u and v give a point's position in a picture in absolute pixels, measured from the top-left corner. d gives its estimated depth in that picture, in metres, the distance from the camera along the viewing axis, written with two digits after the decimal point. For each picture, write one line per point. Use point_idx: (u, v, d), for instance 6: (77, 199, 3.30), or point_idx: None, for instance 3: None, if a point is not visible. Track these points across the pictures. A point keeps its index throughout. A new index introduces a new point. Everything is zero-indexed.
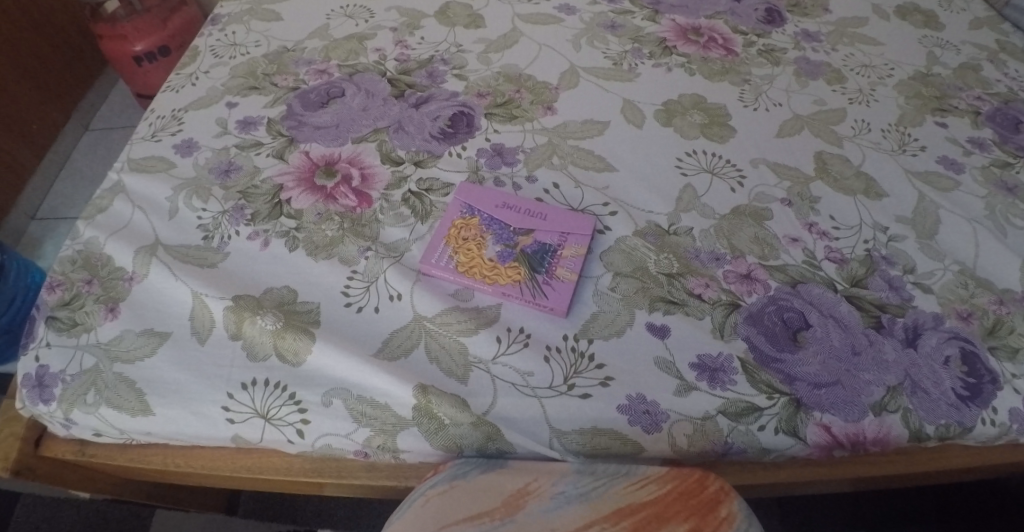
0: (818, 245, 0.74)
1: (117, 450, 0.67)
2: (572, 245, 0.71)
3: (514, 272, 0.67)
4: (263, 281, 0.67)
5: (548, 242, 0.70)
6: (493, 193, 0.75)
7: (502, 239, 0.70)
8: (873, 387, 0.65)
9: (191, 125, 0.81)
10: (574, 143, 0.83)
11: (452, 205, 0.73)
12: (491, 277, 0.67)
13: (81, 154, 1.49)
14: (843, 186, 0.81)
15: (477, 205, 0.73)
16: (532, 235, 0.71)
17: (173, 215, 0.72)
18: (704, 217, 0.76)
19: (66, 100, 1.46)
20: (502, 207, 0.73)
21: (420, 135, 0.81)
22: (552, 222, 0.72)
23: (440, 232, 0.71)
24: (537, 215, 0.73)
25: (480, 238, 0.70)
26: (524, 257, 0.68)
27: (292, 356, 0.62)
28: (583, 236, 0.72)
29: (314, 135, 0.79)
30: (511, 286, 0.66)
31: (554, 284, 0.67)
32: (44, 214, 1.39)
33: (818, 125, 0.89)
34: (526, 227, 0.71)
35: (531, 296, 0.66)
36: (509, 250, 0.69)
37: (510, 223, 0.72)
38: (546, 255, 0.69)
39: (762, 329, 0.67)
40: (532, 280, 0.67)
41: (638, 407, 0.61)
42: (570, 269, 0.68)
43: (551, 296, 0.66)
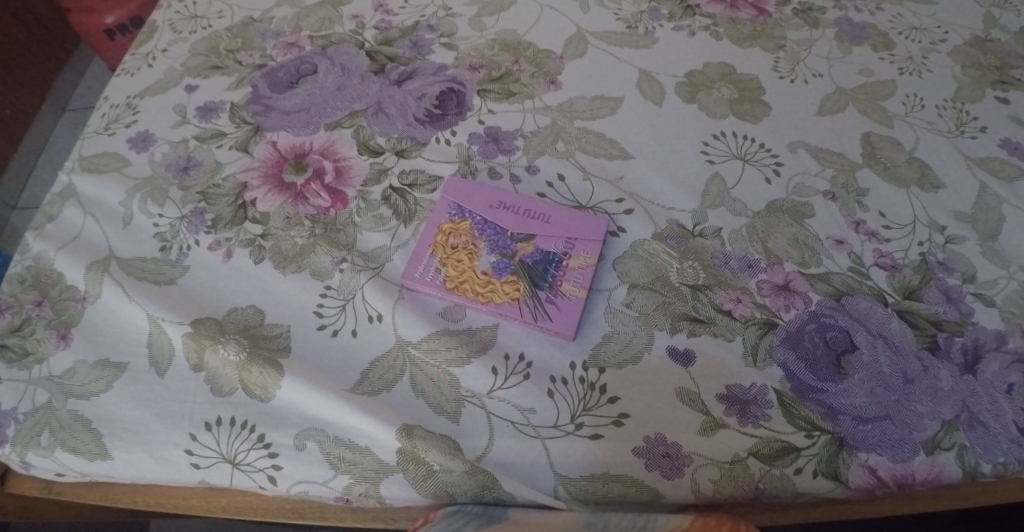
0: (866, 248, 0.65)
1: (82, 487, 0.60)
2: (580, 253, 0.61)
3: (512, 288, 0.58)
4: (226, 300, 0.59)
5: (552, 250, 0.61)
6: (486, 189, 0.64)
7: (497, 247, 0.60)
8: (925, 420, 0.56)
9: (148, 114, 0.72)
10: (582, 125, 0.72)
11: (439, 205, 0.64)
12: (485, 295, 0.58)
13: (62, 135, 1.39)
14: (893, 176, 0.71)
15: (468, 204, 0.63)
16: (533, 242, 0.61)
17: (128, 222, 0.64)
18: (735, 214, 0.66)
19: (42, 75, 1.34)
20: (498, 207, 0.63)
21: (402, 118, 0.70)
22: (557, 225, 0.62)
23: (426, 239, 0.61)
24: (539, 216, 0.63)
25: (472, 245, 0.60)
26: (523, 270, 0.59)
27: (260, 390, 0.55)
28: (594, 241, 0.62)
29: (282, 121, 0.69)
30: (509, 306, 0.57)
31: (559, 303, 0.58)
32: (26, 203, 1.30)
33: (863, 100, 0.77)
34: (526, 232, 0.62)
35: (533, 317, 0.57)
36: (506, 260, 0.60)
37: (508, 226, 0.62)
38: (549, 266, 0.60)
39: (799, 353, 0.58)
40: (533, 297, 0.58)
41: (657, 450, 0.53)
42: (577, 283, 0.59)
43: (555, 318, 0.57)
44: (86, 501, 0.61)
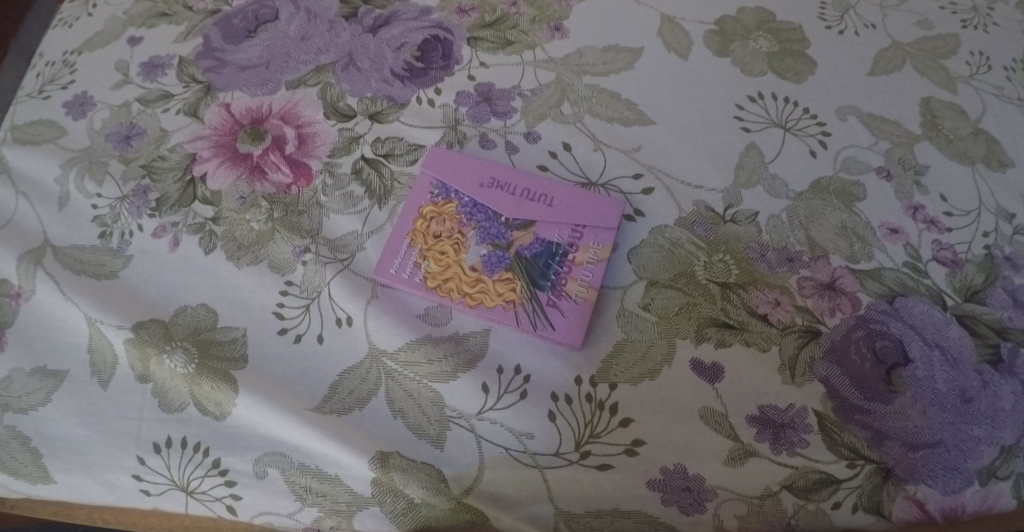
0: (924, 239, 0.55)
1: (36, 504, 0.53)
2: (588, 245, 0.52)
3: (507, 289, 0.50)
4: (175, 297, 0.50)
5: (555, 241, 0.52)
6: (476, 162, 0.54)
7: (489, 236, 0.51)
8: (982, 446, 0.49)
9: (87, 71, 0.61)
10: (592, 83, 0.61)
11: (419, 182, 0.54)
12: (473, 297, 0.49)
13: None
14: (957, 151, 0.60)
15: (454, 182, 0.53)
16: (532, 230, 0.52)
17: (63, 204, 0.54)
18: (773, 195, 0.57)
19: None
20: (490, 185, 0.53)
21: (377, 73, 0.59)
22: (562, 209, 0.53)
23: (403, 225, 0.52)
24: (541, 198, 0.53)
25: (458, 234, 0.51)
26: (519, 266, 0.50)
27: (213, 407, 0.47)
28: (606, 229, 0.52)
29: (237, 78, 0.59)
30: (504, 310, 0.49)
31: (563, 306, 0.49)
32: None
33: (922, 56, 0.66)
34: (524, 218, 0.52)
35: (531, 324, 0.49)
36: (500, 254, 0.51)
37: (502, 210, 0.52)
38: (551, 260, 0.51)
39: (844, 366, 0.50)
40: (532, 300, 0.49)
41: (675, 483, 0.46)
42: (585, 282, 0.50)
43: (557, 326, 0.49)
44: (42, 515, 0.55)
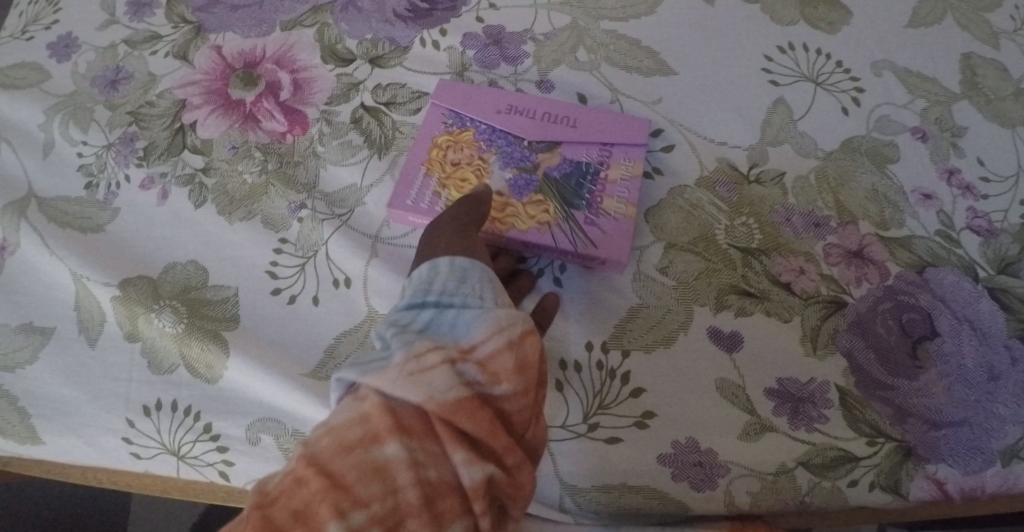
0: (959, 206, 0.52)
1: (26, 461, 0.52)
2: (619, 162, 0.50)
3: (539, 210, 0.47)
4: (165, 254, 0.48)
5: (584, 161, 0.49)
6: (488, 92, 0.52)
7: (513, 160, 0.49)
8: (1009, 426, 0.46)
9: (71, 10, 0.57)
10: (609, 28, 0.57)
11: (428, 114, 0.51)
12: (503, 222, 0.47)
13: None
14: (998, 112, 0.56)
15: (467, 112, 0.50)
16: (559, 151, 0.50)
17: (48, 152, 0.51)
18: (799, 153, 0.53)
19: None
20: (507, 111, 0.50)
21: (379, 14, 0.56)
22: (588, 130, 0.50)
23: (416, 155, 0.49)
24: (564, 121, 0.51)
25: (479, 160, 0.48)
26: (549, 186, 0.48)
27: (205, 369, 0.45)
28: (636, 147, 0.50)
29: (230, 19, 0.55)
30: (540, 232, 0.47)
31: (601, 223, 0.47)
32: None
33: (966, 7, 0.61)
34: (548, 139, 0.50)
35: (571, 244, 0.46)
36: (527, 177, 0.48)
37: (524, 134, 0.50)
38: (581, 179, 0.49)
39: (871, 339, 0.47)
40: (569, 219, 0.47)
41: (686, 457, 0.44)
42: (622, 198, 0.48)
43: (598, 244, 0.46)
44: (34, 474, 0.53)
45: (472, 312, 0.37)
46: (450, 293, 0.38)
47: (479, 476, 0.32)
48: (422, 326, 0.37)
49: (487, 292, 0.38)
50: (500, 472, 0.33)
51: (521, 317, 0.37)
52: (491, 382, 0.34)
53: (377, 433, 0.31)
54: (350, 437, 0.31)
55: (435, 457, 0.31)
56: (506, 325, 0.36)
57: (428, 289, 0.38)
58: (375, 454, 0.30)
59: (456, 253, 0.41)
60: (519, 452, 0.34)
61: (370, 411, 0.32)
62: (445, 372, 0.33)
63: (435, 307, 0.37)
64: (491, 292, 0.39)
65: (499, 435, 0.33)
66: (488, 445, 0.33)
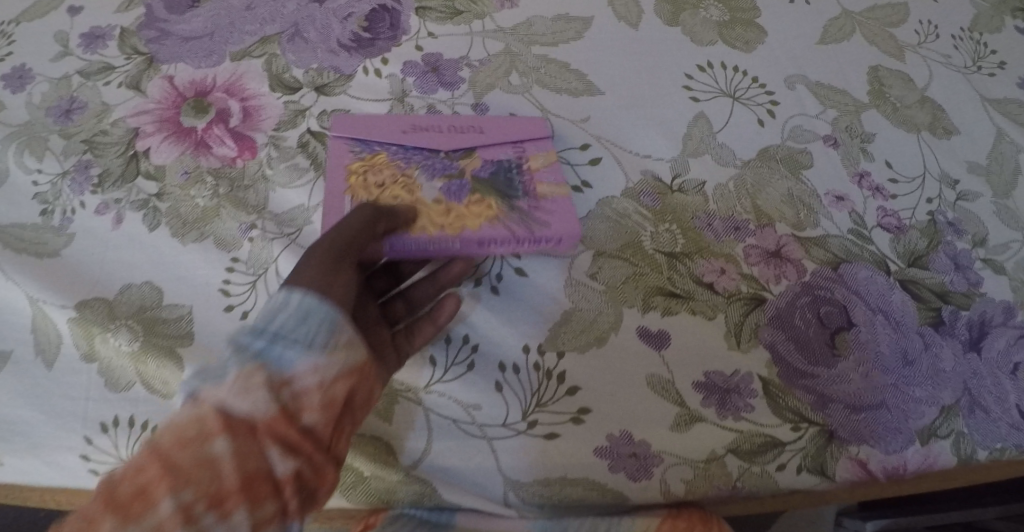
0: (869, 206, 0.57)
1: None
2: (534, 155, 0.54)
3: (482, 207, 0.50)
4: (119, 276, 0.50)
5: (503, 158, 0.53)
6: (388, 119, 0.54)
7: (436, 170, 0.51)
8: (922, 407, 0.50)
9: (23, 43, 0.59)
10: (541, 53, 0.61)
11: (334, 148, 0.52)
12: (453, 226, 0.48)
13: None
14: (903, 118, 0.61)
15: (371, 138, 0.53)
16: (478, 153, 0.53)
17: (2, 181, 0.53)
18: (720, 163, 0.58)
19: None
20: (412, 130, 0.53)
21: (324, 44, 0.59)
22: (497, 129, 0.54)
23: (333, 186, 0.50)
24: (474, 127, 0.54)
25: (401, 177, 0.50)
26: (483, 185, 0.51)
27: (161, 385, 0.47)
28: (544, 138, 0.55)
29: (180, 51, 0.58)
30: (490, 226, 0.49)
31: (544, 206, 0.51)
32: None
33: (872, 25, 0.67)
34: (462, 146, 0.53)
35: (524, 227, 0.49)
36: (460, 183, 0.51)
37: (436, 145, 0.53)
38: (508, 174, 0.52)
39: (792, 331, 0.51)
40: (514, 208, 0.50)
41: (622, 449, 0.46)
42: (552, 181, 0.52)
43: (552, 224, 0.50)
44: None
45: (300, 350, 0.40)
46: (288, 330, 0.40)
47: (289, 476, 0.39)
48: (257, 352, 0.40)
49: (321, 336, 0.41)
50: (308, 474, 0.40)
51: (345, 360, 0.41)
52: (302, 413, 0.40)
53: (207, 432, 0.37)
54: (185, 435, 0.37)
55: (254, 452, 0.38)
56: (326, 368, 0.41)
57: (269, 319, 0.41)
58: (204, 450, 0.37)
59: (313, 287, 0.42)
60: (329, 455, 0.41)
61: (204, 415, 0.38)
62: (266, 393, 0.39)
63: (270, 336, 0.40)
64: (327, 334, 0.41)
65: (311, 439, 0.40)
66: (301, 454, 0.40)
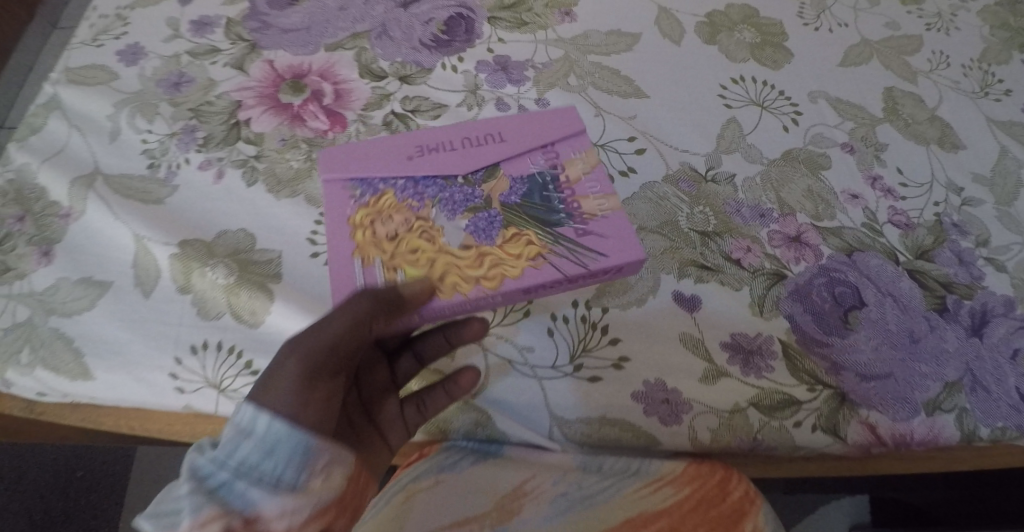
0: (881, 205, 0.63)
1: (65, 409, 0.58)
2: (571, 160, 0.52)
3: (526, 246, 0.48)
4: (217, 222, 0.56)
5: (535, 172, 0.51)
6: (385, 148, 0.52)
7: (458, 203, 0.50)
8: (928, 381, 0.55)
9: (138, 25, 0.67)
10: (596, 60, 0.69)
11: (332, 194, 0.51)
12: (490, 278, 0.47)
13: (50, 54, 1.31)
14: (914, 132, 0.68)
15: (371, 174, 0.51)
16: (501, 171, 0.51)
17: (115, 138, 0.60)
18: (749, 161, 0.64)
19: None
20: (418, 153, 0.52)
21: (408, 42, 0.66)
22: (519, 135, 0.53)
23: (343, 247, 0.49)
24: (495, 137, 0.53)
25: (419, 222, 0.49)
26: (518, 215, 0.49)
27: (248, 315, 0.53)
28: (575, 135, 0.53)
29: (282, 40, 0.65)
30: (536, 267, 0.47)
31: (595, 228, 0.48)
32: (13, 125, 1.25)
33: (888, 53, 0.75)
34: (484, 162, 0.51)
35: (577, 263, 0.47)
36: (491, 214, 0.49)
37: (451, 168, 0.51)
38: (545, 193, 0.50)
39: (809, 305, 0.56)
40: (562, 241, 0.48)
41: (656, 395, 0.52)
42: (597, 194, 0.50)
43: (608, 251, 0.48)
44: (67, 423, 0.59)
45: (264, 488, 0.41)
46: (255, 464, 0.41)
47: None
48: (217, 485, 0.41)
49: (291, 470, 0.41)
50: None
51: (314, 497, 0.42)
52: None
53: None
54: None
55: None
56: (293, 507, 0.41)
57: (234, 449, 0.41)
58: None
59: (284, 411, 0.42)
60: None
61: None
62: None
63: (234, 470, 0.41)
64: (297, 467, 0.42)
65: None
66: None
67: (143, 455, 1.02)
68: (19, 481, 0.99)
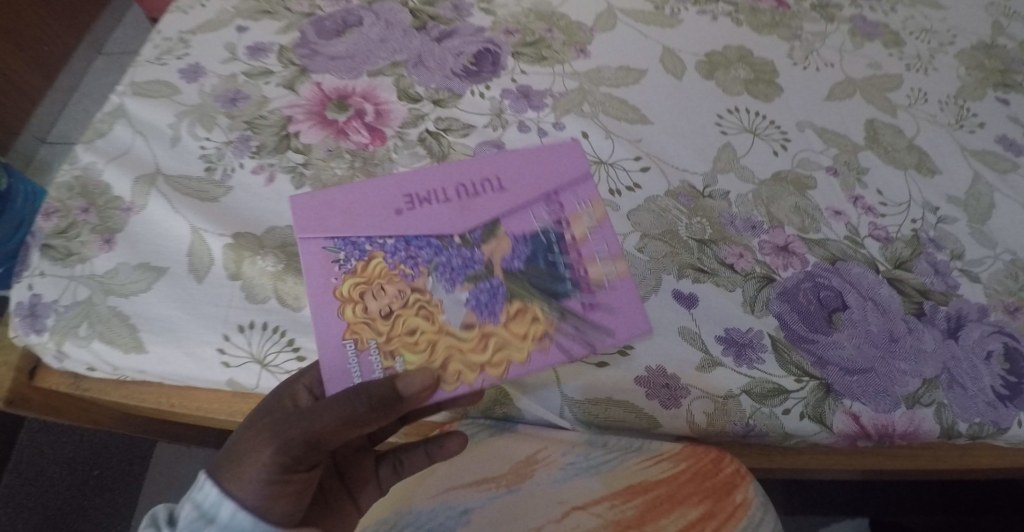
0: (862, 221, 0.69)
1: (111, 386, 0.65)
2: (575, 220, 0.57)
3: (534, 326, 0.53)
4: (266, 220, 0.63)
5: (538, 230, 0.56)
6: (374, 199, 0.55)
7: (453, 276, 0.54)
8: (907, 377, 0.60)
9: (199, 48, 0.76)
10: (608, 92, 0.76)
11: (319, 259, 0.53)
12: (498, 367, 0.52)
13: (94, 78, 1.44)
14: (893, 159, 0.75)
15: (356, 233, 0.54)
16: (502, 229, 0.55)
17: (176, 143, 0.68)
18: (743, 180, 0.71)
19: (80, 14, 1.41)
20: (409, 212, 0.55)
21: (441, 71, 0.75)
22: (518, 184, 0.57)
23: (334, 328, 0.51)
24: (493, 186, 0.57)
25: (421, 301, 0.53)
26: (523, 285, 0.54)
27: (292, 300, 0.59)
28: (570, 188, 0.58)
29: (329, 66, 0.74)
30: (545, 350, 0.52)
31: (601, 304, 0.54)
32: (55, 139, 1.35)
33: (871, 90, 0.81)
34: (484, 218, 0.56)
35: (585, 342, 0.53)
36: (492, 283, 0.54)
37: (446, 227, 0.55)
38: (549, 255, 0.55)
39: (796, 306, 0.62)
40: (570, 318, 0.53)
41: (657, 380, 0.57)
42: (604, 258, 0.55)
43: (614, 328, 0.54)
44: (111, 399, 0.66)
45: None
46: None
47: None
48: None
49: None
50: None
51: None
52: None
53: None
54: None
55: None
56: None
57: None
58: None
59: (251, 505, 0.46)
60: None
61: None
62: None
63: None
64: None
65: None
66: None
67: (159, 454, 1.07)
68: (37, 478, 1.04)
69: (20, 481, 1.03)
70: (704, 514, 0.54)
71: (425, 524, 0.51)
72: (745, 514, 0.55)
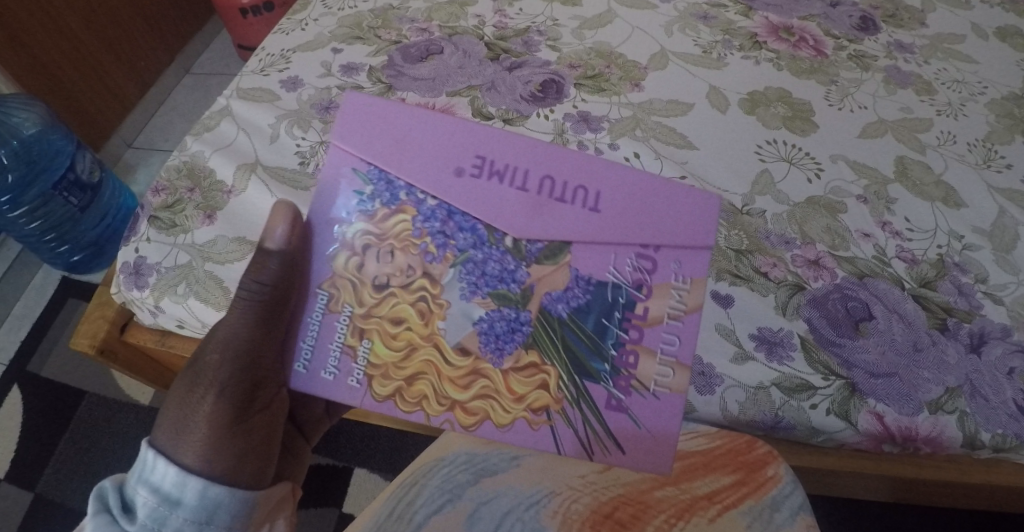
0: (890, 243, 0.74)
1: (192, 344, 0.74)
2: (659, 305, 0.53)
3: (544, 396, 0.53)
4: None
5: (611, 284, 0.53)
6: (441, 141, 0.54)
7: (481, 287, 0.53)
8: (931, 385, 0.65)
9: (298, 64, 0.87)
10: (658, 121, 0.84)
11: (339, 166, 0.54)
12: (469, 418, 0.53)
13: (182, 93, 1.59)
14: (921, 191, 0.80)
15: (398, 176, 0.54)
16: (566, 259, 0.53)
17: (274, 140, 0.78)
18: (779, 201, 0.77)
19: (175, 35, 1.57)
20: (457, 175, 0.54)
21: (511, 96, 0.84)
22: (610, 210, 0.54)
23: (317, 276, 0.54)
24: (585, 200, 0.54)
25: (428, 305, 0.53)
26: (555, 336, 0.53)
27: None
28: (680, 248, 0.54)
29: (411, 85, 0.84)
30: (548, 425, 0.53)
31: (627, 411, 0.53)
32: (140, 144, 1.49)
33: (902, 131, 0.86)
34: (550, 231, 0.53)
35: (598, 448, 0.53)
36: (517, 315, 0.53)
37: (470, 208, 0.53)
38: (601, 320, 0.53)
39: (825, 313, 0.68)
40: (595, 410, 0.53)
41: (694, 368, 0.64)
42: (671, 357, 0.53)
43: (636, 444, 0.52)
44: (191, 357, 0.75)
45: None
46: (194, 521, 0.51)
47: None
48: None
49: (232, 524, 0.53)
50: None
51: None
52: None
53: None
54: None
55: None
56: None
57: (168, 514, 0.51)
58: None
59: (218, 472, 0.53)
60: None
61: None
62: None
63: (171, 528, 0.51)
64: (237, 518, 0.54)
65: None
66: None
67: None
68: (91, 448, 1.12)
69: (78, 447, 1.12)
70: (734, 483, 0.63)
71: (480, 461, 0.63)
72: (774, 486, 0.63)
